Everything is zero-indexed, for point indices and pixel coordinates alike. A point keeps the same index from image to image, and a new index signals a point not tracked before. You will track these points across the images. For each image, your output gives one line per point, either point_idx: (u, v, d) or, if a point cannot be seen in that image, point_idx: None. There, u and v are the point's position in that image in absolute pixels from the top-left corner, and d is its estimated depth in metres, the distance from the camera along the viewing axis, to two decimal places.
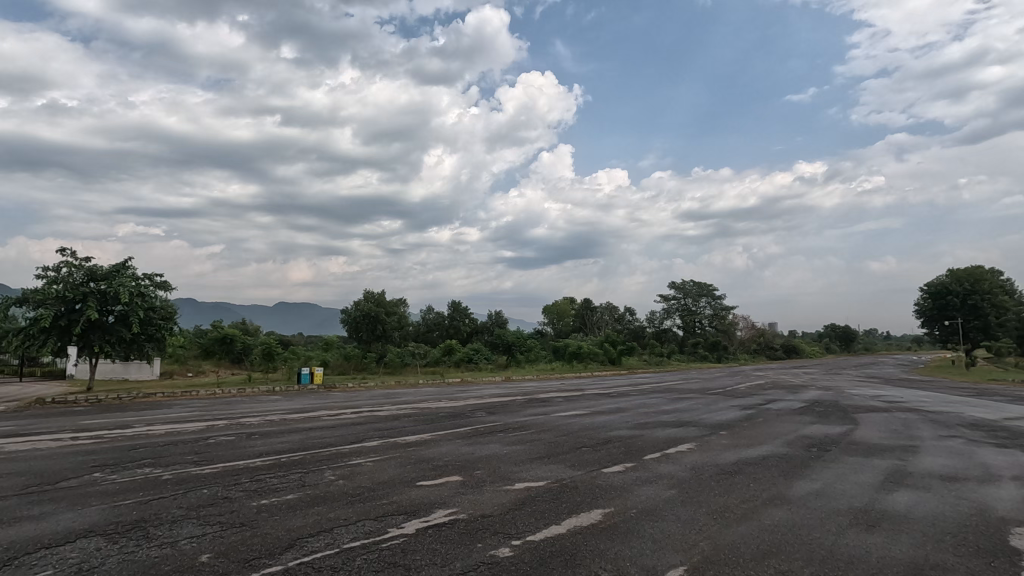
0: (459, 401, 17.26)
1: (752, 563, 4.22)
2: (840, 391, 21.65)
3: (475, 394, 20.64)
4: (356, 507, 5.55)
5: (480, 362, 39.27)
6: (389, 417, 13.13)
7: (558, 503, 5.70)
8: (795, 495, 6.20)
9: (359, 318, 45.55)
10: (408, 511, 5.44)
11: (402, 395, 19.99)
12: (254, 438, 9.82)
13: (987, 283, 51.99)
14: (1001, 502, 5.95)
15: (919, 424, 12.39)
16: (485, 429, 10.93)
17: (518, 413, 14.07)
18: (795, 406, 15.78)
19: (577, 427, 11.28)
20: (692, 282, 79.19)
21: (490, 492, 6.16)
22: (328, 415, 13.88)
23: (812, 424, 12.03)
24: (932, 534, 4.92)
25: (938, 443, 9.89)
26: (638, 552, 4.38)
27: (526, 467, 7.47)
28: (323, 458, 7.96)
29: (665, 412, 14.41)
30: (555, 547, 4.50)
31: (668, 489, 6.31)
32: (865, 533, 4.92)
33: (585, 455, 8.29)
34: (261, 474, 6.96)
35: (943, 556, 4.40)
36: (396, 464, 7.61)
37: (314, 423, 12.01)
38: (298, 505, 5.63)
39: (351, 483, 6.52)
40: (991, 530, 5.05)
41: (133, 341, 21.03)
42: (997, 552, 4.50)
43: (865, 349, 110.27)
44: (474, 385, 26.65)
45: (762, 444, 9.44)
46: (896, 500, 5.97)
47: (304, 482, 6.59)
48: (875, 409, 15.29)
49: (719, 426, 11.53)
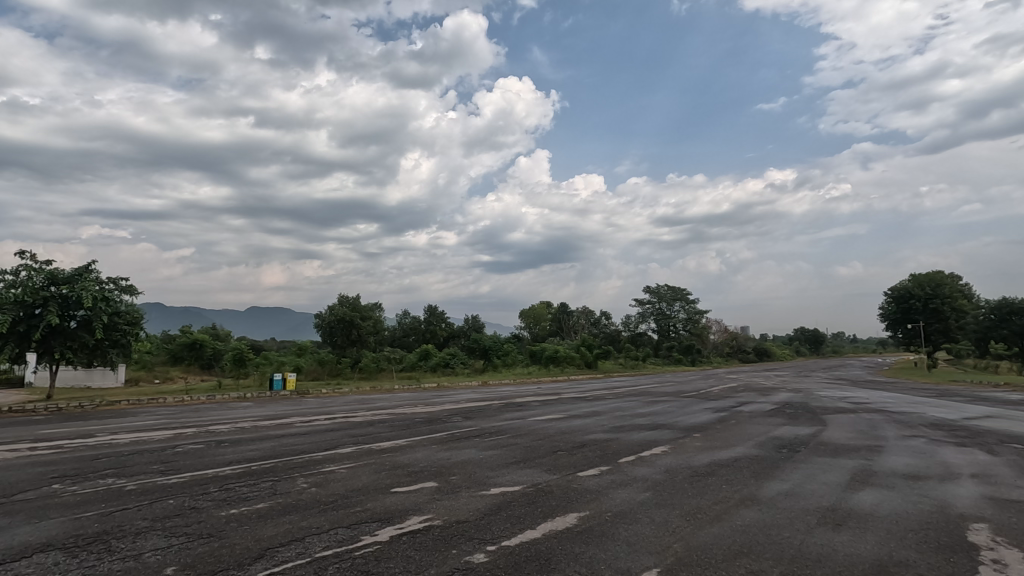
0: (435, 406, 17.11)
1: (724, 563, 4.29)
2: (809, 393, 22.29)
3: (452, 398, 20.54)
4: (329, 515, 5.47)
5: (456, 366, 39.04)
6: (363, 424, 12.93)
7: (534, 507, 5.72)
8: (766, 495, 6.33)
9: (332, 323, 44.81)
10: (381, 519, 5.37)
11: (379, 401, 19.81)
12: (224, 446, 9.60)
13: (947, 288, 53.88)
14: (962, 500, 6.14)
15: (885, 425, 12.79)
16: (461, 435, 10.85)
17: (494, 417, 14.07)
18: (767, 408, 16.14)
19: (554, 431, 11.33)
20: (666, 286, 80.31)
21: (465, 498, 6.12)
22: (302, 421, 13.64)
23: (783, 426, 12.30)
24: (896, 531, 5.06)
25: (902, 443, 10.18)
26: (613, 555, 4.41)
27: (503, 472, 7.46)
28: (295, 465, 7.83)
29: (640, 416, 14.55)
30: (529, 551, 4.50)
31: (643, 492, 6.37)
32: (832, 532, 5.03)
33: (561, 459, 8.32)
34: (230, 483, 6.79)
35: (906, 553, 4.52)
36: (371, 470, 7.51)
37: (286, 430, 11.78)
38: (269, 514, 5.52)
39: (325, 491, 6.42)
40: (951, 526, 5.21)
41: (96, 348, 20.39)
42: (957, 547, 4.66)
43: (834, 351, 113.23)
44: (451, 390, 26.52)
45: (734, 446, 9.62)
46: (862, 500, 6.11)
47: (276, 490, 6.47)
48: (843, 410, 15.73)
49: (692, 429, 11.71)
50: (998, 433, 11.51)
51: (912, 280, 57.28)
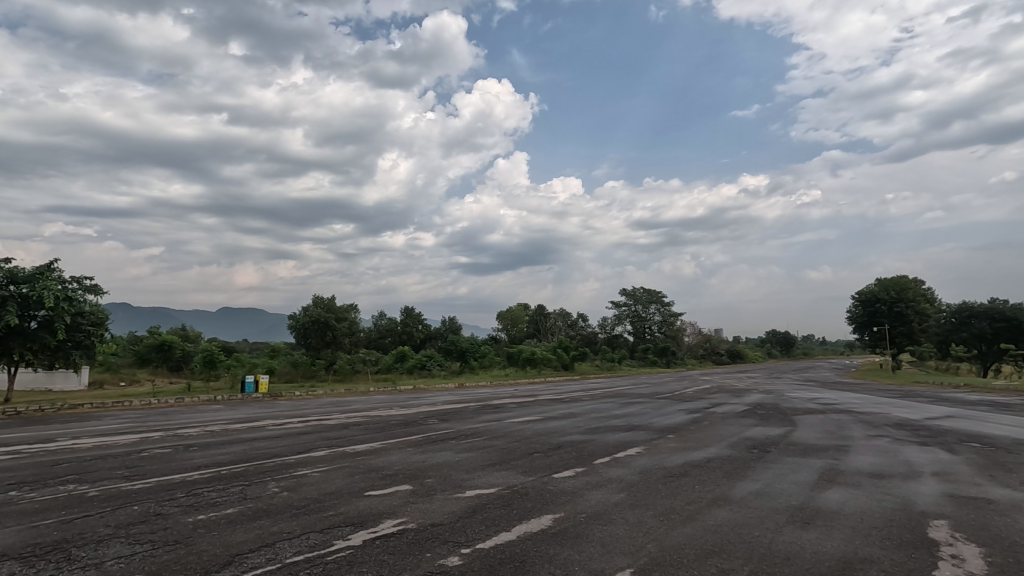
0: (411, 408, 17.00)
1: (695, 563, 4.34)
2: (780, 394, 22.78)
3: (428, 400, 20.41)
4: (301, 520, 5.37)
5: (433, 368, 38.70)
6: (338, 426, 12.78)
7: (509, 509, 5.71)
8: (737, 495, 6.43)
9: (307, 324, 44.11)
10: (355, 522, 5.30)
11: (353, 403, 19.63)
12: (192, 450, 9.34)
13: (911, 292, 55.77)
14: (924, 497, 6.35)
15: (852, 425, 13.12)
16: (437, 437, 10.83)
17: (471, 419, 14.01)
18: (739, 409, 16.44)
19: (530, 433, 11.32)
20: (642, 289, 81.22)
21: (440, 501, 6.09)
22: (274, 424, 13.38)
23: (754, 427, 12.54)
24: (861, 529, 5.21)
25: (867, 442, 10.47)
26: (587, 557, 4.43)
27: (478, 474, 7.44)
28: (267, 470, 7.66)
29: (616, 417, 14.67)
30: (504, 554, 4.48)
31: (618, 493, 6.41)
32: (800, 530, 5.15)
33: (537, 461, 8.32)
34: (198, 488, 6.63)
35: (870, 550, 4.65)
36: (345, 474, 7.40)
37: (257, 434, 11.51)
38: (239, 519, 5.40)
39: (296, 495, 6.30)
40: (913, 523, 5.38)
41: (58, 349, 19.70)
42: (918, 544, 4.80)
43: (804, 353, 116.07)
44: (427, 392, 26.34)
45: (707, 447, 9.78)
46: (830, 498, 6.28)
47: (246, 494, 6.33)
48: (812, 412, 16.10)
49: (666, 430, 11.85)
50: (958, 432, 11.91)
51: (878, 285, 59.07)
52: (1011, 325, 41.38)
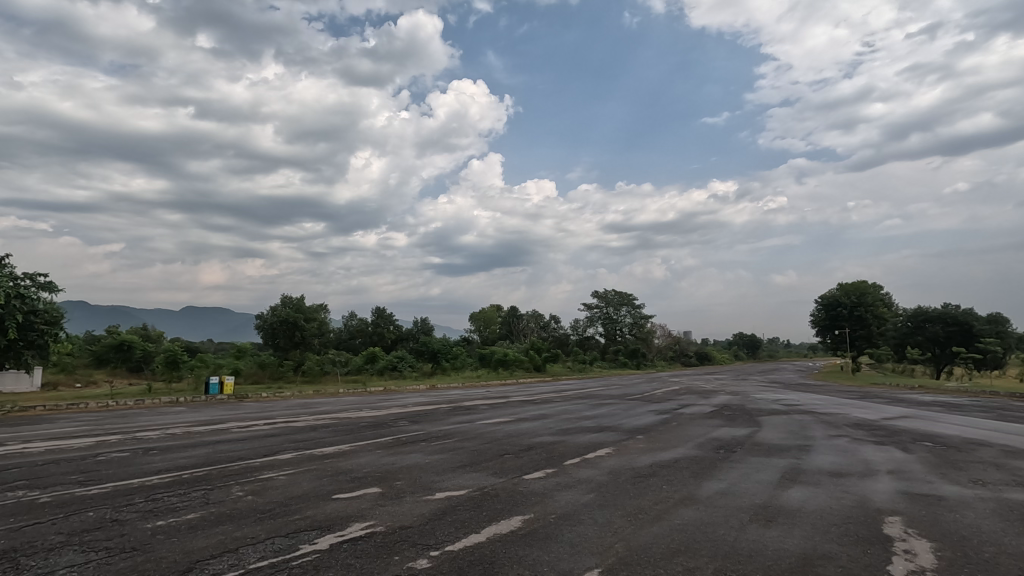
0: (381, 410, 16.78)
1: (663, 562, 4.41)
2: (747, 396, 23.30)
3: (399, 402, 20.20)
4: (265, 524, 5.26)
5: (404, 369, 38.33)
6: (306, 428, 12.52)
7: (479, 511, 5.70)
8: (703, 495, 6.55)
9: (275, 324, 43.17)
10: (322, 526, 5.23)
11: (322, 405, 19.27)
12: (152, 454, 9.05)
13: (870, 296, 57.93)
14: (880, 495, 6.59)
15: (813, 426, 13.51)
16: (407, 439, 10.72)
17: (443, 421, 13.91)
18: (706, 410, 16.76)
19: (501, 435, 11.30)
20: (614, 292, 82.02)
21: (410, 503, 6.05)
22: (239, 426, 13.09)
23: (720, 427, 12.80)
24: (821, 526, 5.37)
25: (828, 442, 10.81)
26: (556, 557, 4.46)
27: (448, 476, 7.41)
28: (231, 473, 7.49)
29: (587, 418, 14.78)
30: (474, 556, 4.47)
31: (587, 494, 6.47)
32: (764, 528, 5.28)
33: (507, 463, 8.33)
34: (158, 493, 6.43)
35: (829, 546, 4.80)
36: (313, 477, 7.29)
37: (221, 437, 11.18)
38: (201, 525, 5.25)
39: (261, 499, 6.16)
40: (870, 520, 5.58)
41: (9, 349, 18.81)
42: (874, 539, 4.99)
43: (770, 355, 119.14)
44: (398, 393, 26.05)
45: (675, 447, 9.95)
46: (792, 496, 6.47)
47: (208, 499, 6.16)
48: (777, 412, 16.53)
49: (636, 431, 12.01)
50: (913, 432, 12.38)
51: (839, 290, 61.17)
52: (962, 329, 43.20)
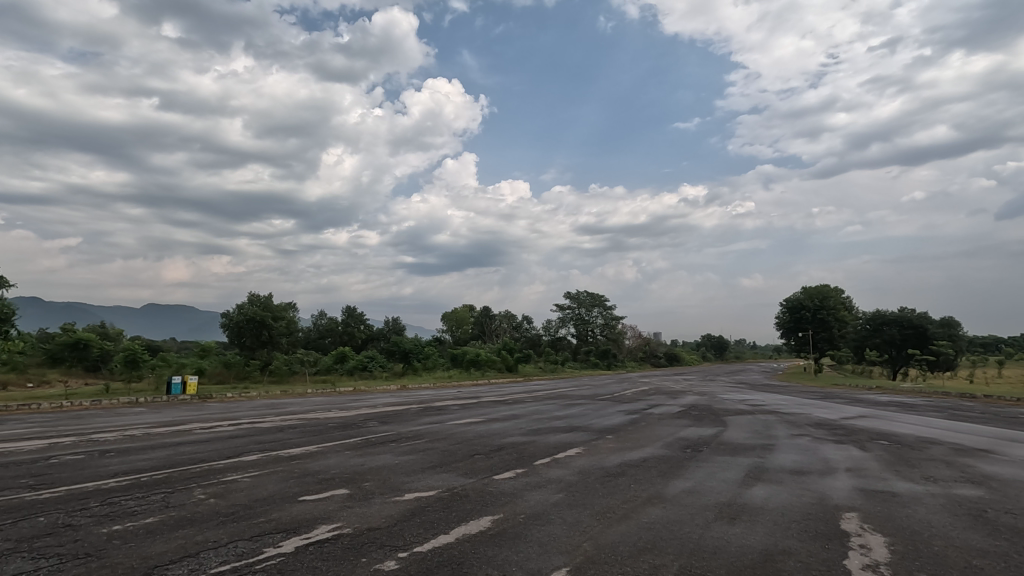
0: (350, 410, 16.49)
1: (630, 560, 4.47)
2: (713, 396, 23.76)
3: (368, 402, 19.90)
4: (229, 528, 5.14)
5: (375, 369, 37.84)
6: (272, 429, 12.25)
7: (448, 512, 5.67)
8: (671, 493, 6.66)
9: (241, 323, 42.07)
10: (287, 529, 5.12)
11: (290, 405, 18.86)
12: (109, 456, 8.72)
13: (832, 300, 59.84)
14: (838, 492, 6.81)
15: (777, 425, 13.86)
16: (377, 440, 10.58)
17: (413, 421, 13.77)
18: (674, 410, 17.02)
19: (472, 435, 11.25)
20: (586, 293, 82.62)
21: (378, 504, 5.99)
22: (202, 428, 12.69)
23: (688, 427, 13.03)
24: (783, 522, 5.51)
25: (790, 441, 11.14)
26: (524, 557, 4.47)
27: (418, 477, 7.36)
28: (192, 475, 7.27)
29: (557, 418, 14.86)
30: (443, 557, 4.45)
31: (556, 494, 6.50)
32: (727, 526, 5.40)
33: (477, 463, 8.31)
34: (114, 496, 6.19)
35: (789, 542, 4.94)
36: (278, 479, 7.14)
37: (183, 438, 10.84)
38: (160, 529, 5.09)
39: (224, 502, 6.01)
40: (829, 516, 5.76)
41: None
42: (832, 535, 5.15)
43: (737, 356, 121.94)
44: (368, 393, 25.68)
45: (644, 447, 10.10)
46: (755, 495, 6.63)
47: (168, 502, 5.96)
48: (742, 412, 16.94)
49: (605, 431, 12.12)
50: (870, 431, 12.80)
51: (804, 293, 63.07)
52: (917, 333, 44.88)
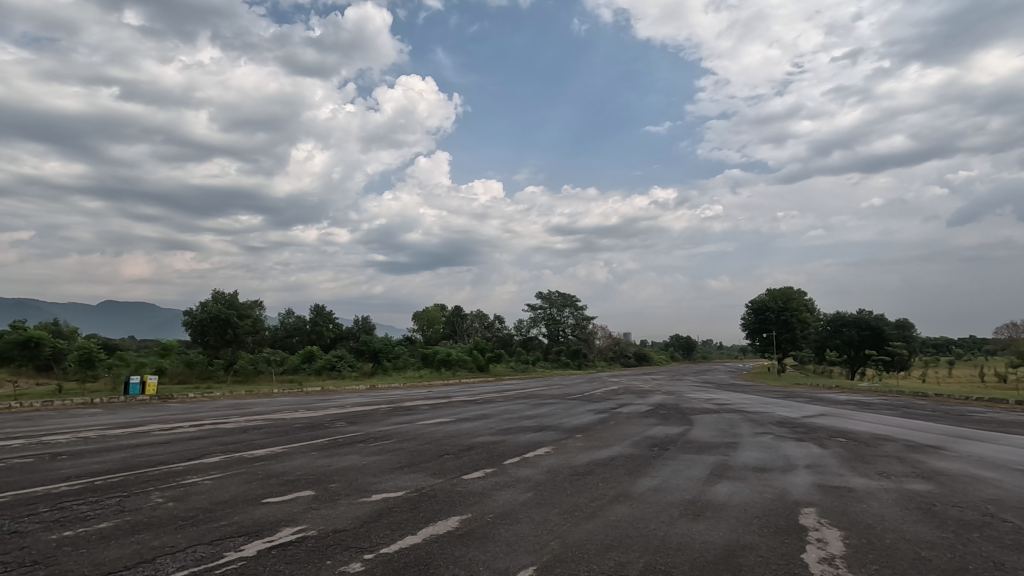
0: (318, 411, 16.16)
1: (596, 557, 4.52)
2: (680, 396, 24.24)
3: (336, 403, 19.53)
4: (188, 532, 4.99)
5: (343, 369, 37.22)
6: (236, 430, 11.94)
7: (415, 513, 5.63)
8: (637, 491, 6.77)
9: (204, 321, 40.86)
10: (249, 532, 5.00)
11: (255, 405, 18.38)
12: (61, 459, 8.35)
13: (795, 301, 61.80)
14: (797, 488, 7.03)
15: (740, 423, 14.23)
16: (343, 440, 10.40)
17: (382, 422, 13.61)
18: (642, 409, 17.28)
19: (442, 435, 11.20)
20: (557, 293, 83.01)
21: (345, 506, 5.90)
22: (162, 429, 12.26)
23: (655, 426, 13.25)
24: (745, 518, 5.66)
25: (753, 439, 11.45)
26: (492, 556, 4.47)
27: (385, 477, 7.27)
28: (150, 478, 7.03)
29: (527, 417, 14.91)
30: (409, 558, 4.42)
31: (525, 493, 6.52)
32: (692, 522, 5.51)
33: (447, 463, 8.28)
34: (65, 501, 5.94)
35: (751, 537, 5.07)
36: (241, 481, 6.96)
37: (141, 440, 10.48)
38: (114, 534, 4.91)
39: (183, 505, 5.83)
40: (788, 511, 5.94)
41: None
42: (791, 530, 5.30)
43: (703, 356, 124.44)
44: (336, 394, 25.24)
45: (612, 445, 10.23)
46: (718, 491, 6.77)
47: (124, 506, 5.76)
48: (708, 411, 17.29)
49: (574, 430, 12.24)
50: (828, 429, 13.19)
51: (768, 295, 64.96)
52: (874, 333, 46.57)
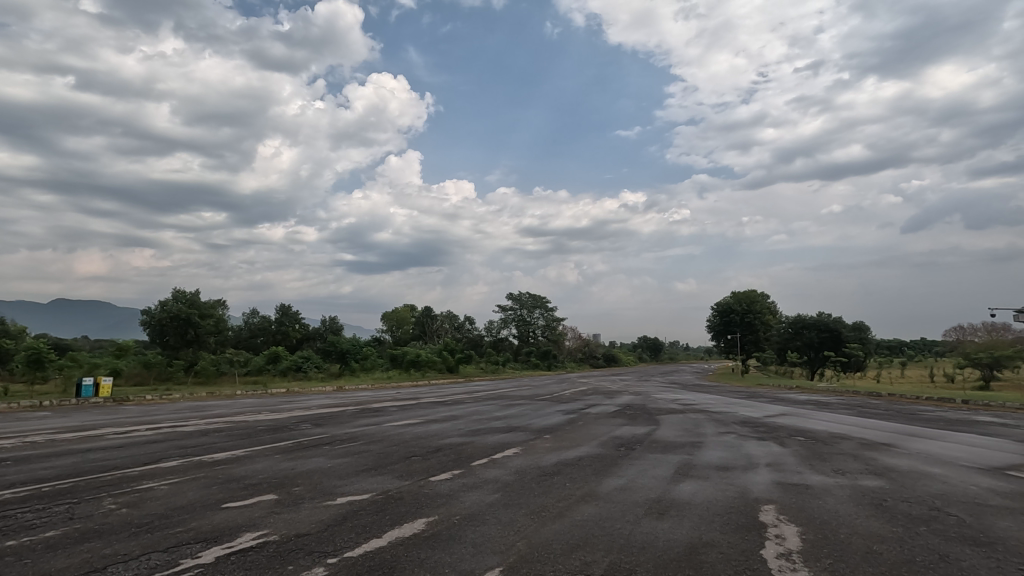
0: (282, 413, 15.77)
1: (562, 557, 4.55)
2: (647, 396, 24.59)
3: (301, 405, 19.06)
4: (142, 539, 4.81)
5: (309, 370, 36.52)
6: (196, 433, 11.58)
7: (381, 515, 5.57)
8: (604, 491, 6.83)
9: (164, 321, 39.56)
10: (207, 538, 4.85)
11: (217, 408, 17.86)
12: (4, 465, 7.94)
13: (758, 304, 63.51)
14: (758, 486, 7.21)
15: (705, 423, 14.53)
16: (308, 443, 10.21)
17: (349, 423, 13.43)
18: (610, 410, 17.43)
19: (409, 437, 11.10)
20: (528, 294, 83.22)
21: (308, 510, 5.78)
22: (116, 432, 11.79)
23: (623, 426, 13.41)
24: (708, 516, 5.79)
25: (717, 438, 11.70)
26: (458, 558, 4.44)
27: (351, 480, 7.16)
28: (103, 484, 6.75)
29: (496, 418, 14.88)
30: (373, 561, 4.35)
31: (492, 494, 6.51)
32: (656, 521, 5.60)
33: (414, 465, 8.20)
34: (8, 509, 5.65)
35: (713, 535, 5.18)
36: (200, 485, 6.75)
37: (93, 444, 10.06)
38: (63, 542, 4.71)
39: (138, 512, 5.61)
40: (748, 509, 6.09)
41: None
42: (752, 527, 5.43)
43: (670, 357, 126.68)
44: (302, 396, 24.71)
45: (580, 446, 10.29)
46: (683, 490, 6.91)
47: (73, 514, 5.51)
48: (674, 411, 17.55)
49: (543, 431, 12.28)
50: (788, 428, 13.56)
51: (733, 297, 66.53)
52: (833, 336, 48.18)
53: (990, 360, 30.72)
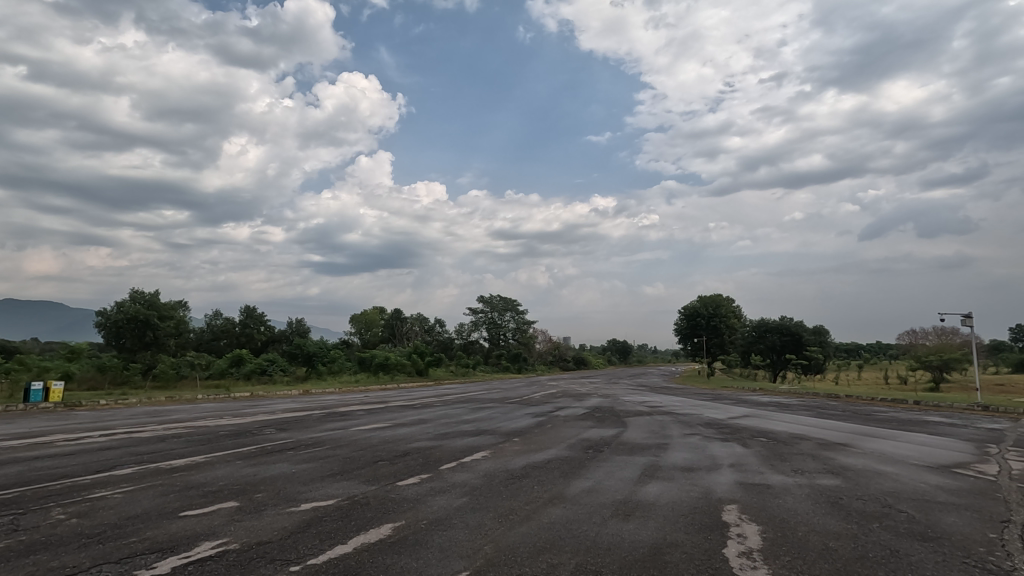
0: (245, 418, 15.38)
1: (528, 560, 4.56)
2: (615, 398, 24.99)
3: (266, 409, 18.64)
4: (93, 550, 4.62)
5: (275, 374, 35.71)
6: (153, 439, 11.18)
7: (346, 521, 5.48)
8: (571, 493, 6.87)
9: (120, 322, 38.08)
10: (163, 548, 4.69)
11: (177, 413, 17.31)
12: None
13: (724, 308, 65.03)
14: (722, 486, 7.36)
15: (671, 425, 14.80)
16: (272, 449, 9.96)
17: (314, 428, 13.17)
18: (579, 413, 17.57)
19: (377, 441, 10.95)
20: (499, 297, 83.17)
21: (271, 517, 5.65)
22: (67, 439, 11.28)
23: (591, 428, 13.54)
24: (672, 517, 5.88)
25: (683, 439, 11.94)
26: (424, 563, 4.40)
27: (316, 486, 7.02)
28: (51, 493, 6.45)
29: (465, 422, 14.85)
30: (338, 568, 4.29)
31: (460, 498, 6.48)
32: (622, 523, 5.66)
33: (381, 469, 8.10)
34: None
35: (678, 535, 5.27)
36: (156, 494, 6.51)
37: (41, 451, 9.59)
38: (6, 556, 4.48)
39: (89, 522, 5.39)
40: (711, 509, 6.22)
41: None
42: (714, 527, 5.56)
43: (638, 360, 128.46)
44: (266, 400, 24.16)
45: (548, 449, 10.34)
46: (648, 491, 7.01)
47: (17, 525, 5.25)
48: (642, 414, 17.82)
49: (512, 434, 12.31)
50: (750, 430, 13.91)
51: (700, 300, 67.93)
52: (794, 339, 49.66)
53: (939, 362, 32.21)
